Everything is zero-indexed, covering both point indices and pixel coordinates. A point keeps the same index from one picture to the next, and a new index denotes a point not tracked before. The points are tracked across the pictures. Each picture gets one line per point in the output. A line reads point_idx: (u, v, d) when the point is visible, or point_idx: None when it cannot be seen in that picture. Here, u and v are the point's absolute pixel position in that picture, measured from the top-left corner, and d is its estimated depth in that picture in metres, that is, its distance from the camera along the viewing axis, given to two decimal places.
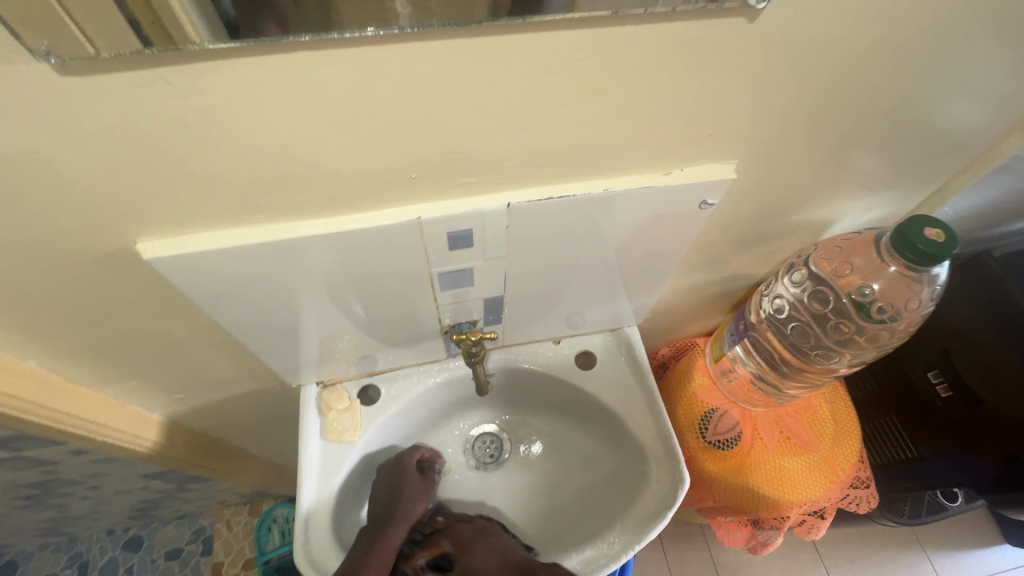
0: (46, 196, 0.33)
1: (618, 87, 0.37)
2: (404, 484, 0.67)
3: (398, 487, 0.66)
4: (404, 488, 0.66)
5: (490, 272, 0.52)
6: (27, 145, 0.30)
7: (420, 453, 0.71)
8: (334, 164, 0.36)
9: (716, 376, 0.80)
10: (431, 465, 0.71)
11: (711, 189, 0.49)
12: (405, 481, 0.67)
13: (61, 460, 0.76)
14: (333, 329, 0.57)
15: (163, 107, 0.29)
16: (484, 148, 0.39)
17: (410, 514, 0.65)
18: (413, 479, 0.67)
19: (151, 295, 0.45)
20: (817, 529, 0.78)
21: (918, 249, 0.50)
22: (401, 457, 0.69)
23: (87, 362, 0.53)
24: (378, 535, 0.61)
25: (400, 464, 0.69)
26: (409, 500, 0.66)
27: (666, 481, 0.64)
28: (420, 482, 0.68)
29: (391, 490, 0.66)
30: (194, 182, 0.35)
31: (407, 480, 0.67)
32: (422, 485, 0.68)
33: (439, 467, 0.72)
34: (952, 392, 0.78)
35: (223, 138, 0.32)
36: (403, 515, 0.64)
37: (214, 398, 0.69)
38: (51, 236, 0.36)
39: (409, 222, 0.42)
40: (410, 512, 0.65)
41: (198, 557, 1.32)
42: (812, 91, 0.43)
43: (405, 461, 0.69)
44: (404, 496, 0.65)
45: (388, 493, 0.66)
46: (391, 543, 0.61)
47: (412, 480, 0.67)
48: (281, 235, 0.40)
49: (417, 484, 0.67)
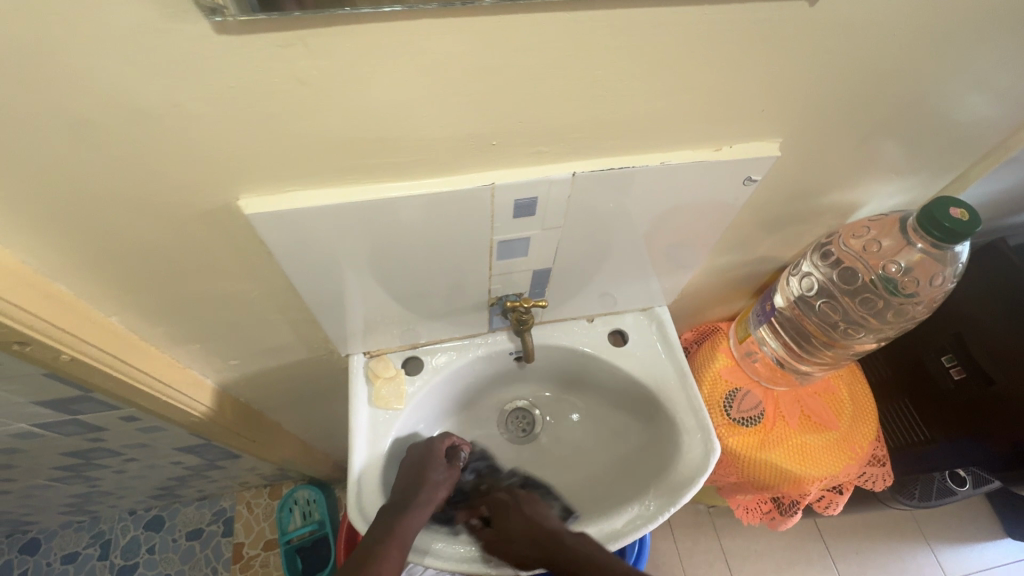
0: (173, 149, 0.37)
1: (685, 64, 0.41)
2: (430, 468, 0.66)
3: (422, 470, 0.66)
4: (428, 472, 0.66)
5: (545, 241, 0.56)
6: (174, 97, 0.33)
7: (449, 441, 0.71)
8: (427, 128, 0.40)
9: (740, 357, 0.84)
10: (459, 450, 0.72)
11: (756, 165, 0.52)
12: (433, 464, 0.67)
13: (111, 426, 0.79)
14: (390, 296, 0.60)
15: (297, 67, 0.33)
16: (559, 118, 0.43)
17: (432, 500, 0.63)
18: (439, 464, 0.67)
19: (239, 252, 0.48)
20: (835, 504, 0.81)
21: (946, 227, 0.54)
22: (430, 442, 0.69)
23: (163, 320, 0.56)
24: (400, 514, 0.61)
25: (430, 446, 0.69)
26: (434, 484, 0.65)
27: (699, 449, 0.68)
28: (446, 469, 0.67)
29: (415, 472, 0.66)
30: (303, 142, 0.39)
31: (434, 464, 0.67)
32: (445, 471, 0.67)
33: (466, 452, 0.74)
34: (965, 373, 0.83)
35: (338, 100, 0.36)
36: (426, 497, 0.63)
37: (265, 365, 0.72)
38: (167, 188, 0.40)
39: (483, 187, 0.46)
40: (429, 498, 0.63)
41: (219, 537, 1.34)
42: (854, 75, 0.47)
43: (433, 446, 0.69)
44: (428, 479, 0.65)
45: (411, 473, 0.66)
46: (410, 524, 0.60)
47: (439, 465, 0.67)
48: (370, 196, 0.44)
49: (442, 469, 0.67)
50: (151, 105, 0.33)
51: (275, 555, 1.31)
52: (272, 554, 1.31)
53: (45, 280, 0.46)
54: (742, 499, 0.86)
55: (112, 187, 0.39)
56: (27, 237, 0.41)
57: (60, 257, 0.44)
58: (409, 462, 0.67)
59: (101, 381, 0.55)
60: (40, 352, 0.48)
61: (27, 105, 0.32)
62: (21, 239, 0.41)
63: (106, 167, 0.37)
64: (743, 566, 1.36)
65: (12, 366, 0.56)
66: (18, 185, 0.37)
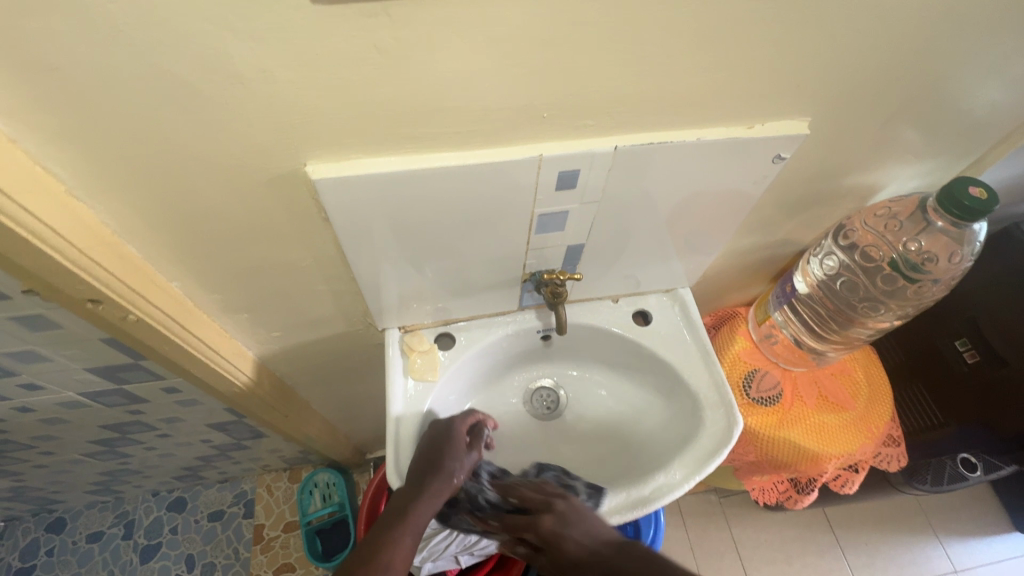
0: (255, 114, 0.40)
1: (727, 43, 0.44)
2: (447, 455, 0.65)
3: (439, 455, 0.65)
4: (444, 461, 0.65)
5: (581, 215, 0.60)
6: (263, 65, 0.36)
7: (471, 420, 0.71)
8: (486, 98, 0.43)
9: (758, 340, 0.86)
10: (478, 431, 0.71)
11: (786, 143, 0.55)
12: (450, 451, 0.66)
13: (152, 398, 0.82)
14: (431, 267, 0.63)
15: (378, 36, 0.36)
16: (607, 92, 0.46)
17: (449, 486, 0.64)
18: (457, 450, 0.66)
19: (299, 218, 0.51)
20: (851, 483, 0.84)
21: (966, 205, 0.57)
22: (451, 422, 0.69)
23: (218, 287, 0.59)
24: (413, 503, 0.62)
25: (449, 430, 0.68)
26: (450, 474, 0.64)
27: (722, 422, 0.71)
28: (463, 454, 0.67)
29: (432, 457, 0.65)
30: (373, 109, 0.42)
31: (452, 451, 0.66)
32: (463, 459, 0.66)
33: (487, 430, 0.72)
34: (979, 357, 0.86)
35: (410, 70, 0.39)
36: (440, 486, 0.63)
37: (304, 338, 0.75)
38: (243, 153, 0.43)
39: (533, 157, 0.49)
40: (446, 484, 0.64)
41: (240, 518, 1.37)
42: (883, 57, 0.50)
43: (454, 426, 0.68)
44: (442, 468, 0.64)
45: (429, 452, 0.66)
46: (421, 514, 0.61)
47: (457, 451, 0.66)
48: (429, 163, 0.48)
49: (460, 457, 0.66)
50: (242, 71, 0.36)
51: (294, 537, 1.34)
52: (292, 536, 1.34)
53: (119, 241, 0.49)
54: (759, 480, 0.89)
55: (193, 150, 0.41)
56: (110, 197, 0.44)
57: (137, 218, 0.47)
58: (427, 441, 0.67)
59: (159, 344, 0.58)
60: (110, 311, 0.51)
61: (132, 68, 0.35)
62: (105, 199, 0.44)
63: (191, 130, 0.40)
64: (754, 555, 1.38)
65: (74, 329, 0.59)
66: (112, 146, 0.40)
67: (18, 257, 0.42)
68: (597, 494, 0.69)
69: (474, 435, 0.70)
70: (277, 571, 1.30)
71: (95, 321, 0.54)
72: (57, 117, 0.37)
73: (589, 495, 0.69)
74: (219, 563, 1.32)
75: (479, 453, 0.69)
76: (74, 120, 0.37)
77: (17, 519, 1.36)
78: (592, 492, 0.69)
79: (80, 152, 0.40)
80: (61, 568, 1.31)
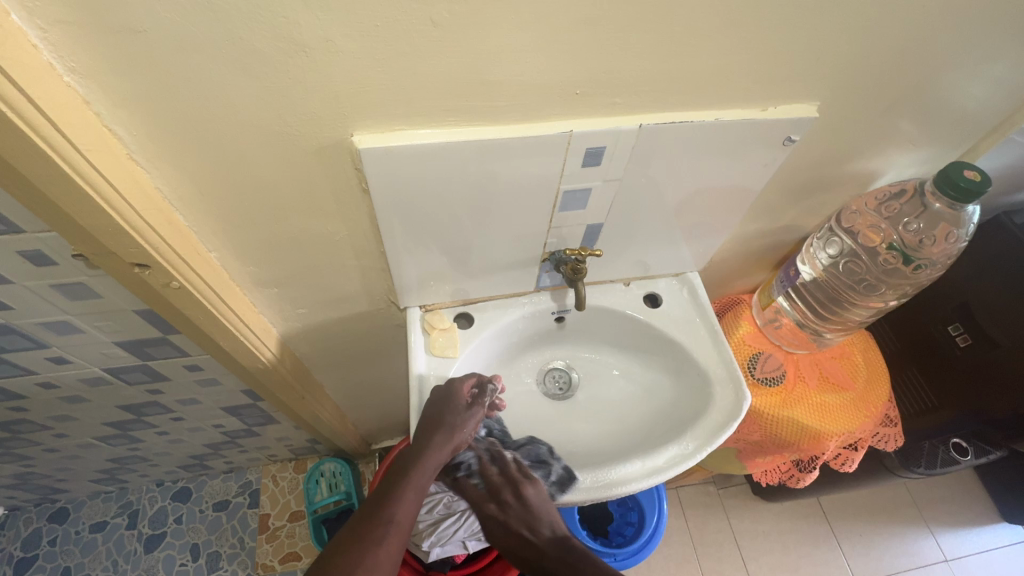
0: (314, 82, 0.43)
1: (748, 28, 0.47)
2: (448, 411, 0.68)
3: (441, 413, 0.68)
4: (446, 417, 0.67)
5: (603, 194, 0.63)
6: (328, 36, 0.39)
7: (471, 380, 0.72)
8: (526, 73, 0.47)
9: (763, 324, 0.90)
10: (482, 390, 0.72)
11: (797, 125, 0.59)
12: (452, 408, 0.68)
13: (174, 376, 0.83)
14: (456, 245, 0.66)
15: (435, 12, 0.40)
16: (636, 72, 0.49)
17: (451, 440, 0.67)
18: (458, 407, 0.69)
19: (338, 190, 0.54)
20: (850, 461, 0.88)
21: (961, 187, 0.62)
22: (451, 382, 0.70)
23: (254, 260, 0.61)
24: (417, 459, 0.66)
25: (453, 388, 0.70)
26: (452, 428, 0.67)
27: (730, 398, 0.74)
28: (466, 411, 0.69)
29: (435, 412, 0.68)
30: (423, 80, 0.45)
31: (452, 407, 0.68)
32: (465, 414, 0.69)
33: (494, 389, 0.74)
34: (970, 340, 0.90)
35: (459, 43, 0.42)
36: (442, 441, 0.67)
37: (327, 318, 0.76)
38: (297, 122, 0.45)
39: (564, 133, 0.53)
40: (448, 439, 0.67)
41: (245, 508, 1.37)
42: (888, 47, 0.53)
43: (456, 387, 0.70)
44: (444, 424, 0.67)
45: (436, 409, 0.68)
46: (424, 469, 0.65)
47: (459, 407, 0.69)
48: (469, 137, 0.51)
49: (462, 412, 0.69)
50: (307, 39, 0.39)
51: (300, 526, 1.35)
52: (298, 525, 1.35)
53: (170, 209, 0.51)
54: (761, 462, 0.93)
55: (250, 117, 0.44)
56: (168, 162, 0.47)
57: (187, 185, 0.49)
58: (430, 400, 0.69)
59: (195, 314, 0.61)
60: (155, 276, 0.53)
61: (207, 35, 0.37)
62: (163, 165, 0.47)
63: (251, 97, 0.42)
64: (752, 545, 1.40)
65: (112, 298, 0.61)
66: (175, 111, 0.42)
67: (81, 215, 0.44)
68: (563, 485, 0.70)
69: (478, 393, 0.72)
70: (283, 559, 1.31)
71: (137, 287, 0.56)
72: (129, 80, 0.39)
73: (557, 481, 0.71)
74: (224, 552, 1.32)
75: (483, 410, 0.71)
76: (145, 84, 0.40)
77: (19, 509, 1.35)
78: (562, 481, 0.70)
79: (145, 115, 0.42)
80: (63, 557, 1.31)
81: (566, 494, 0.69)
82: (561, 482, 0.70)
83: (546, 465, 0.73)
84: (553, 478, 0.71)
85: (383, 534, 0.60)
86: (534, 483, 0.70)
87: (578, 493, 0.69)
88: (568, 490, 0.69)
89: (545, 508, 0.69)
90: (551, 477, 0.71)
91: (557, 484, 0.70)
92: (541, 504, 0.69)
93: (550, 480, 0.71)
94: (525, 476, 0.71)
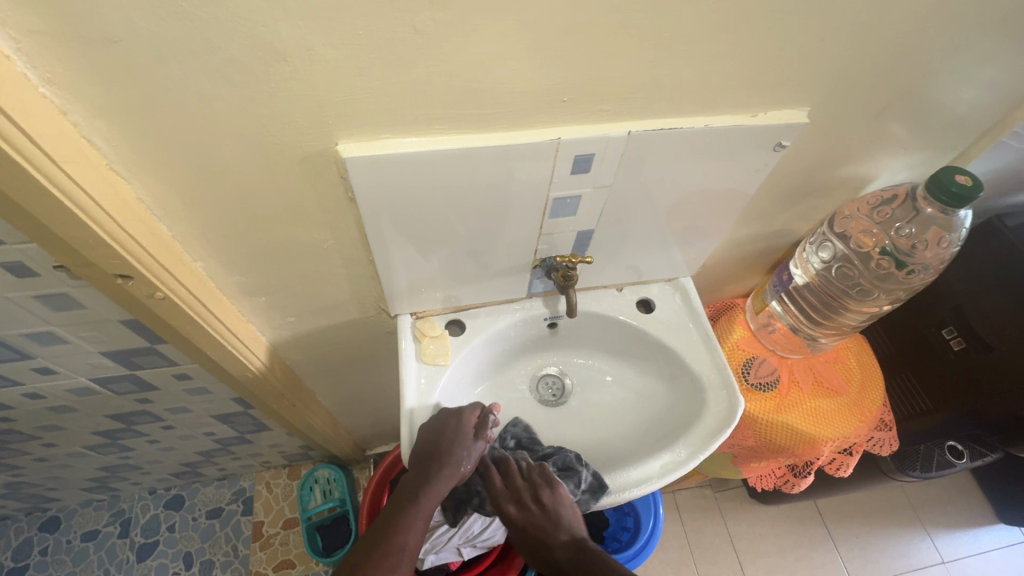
0: (297, 92, 0.42)
1: (737, 33, 0.47)
2: (453, 444, 0.67)
3: (446, 445, 0.67)
4: (451, 450, 0.66)
5: (593, 201, 0.63)
6: (309, 46, 0.39)
7: (477, 410, 0.71)
8: (513, 81, 0.46)
9: (756, 329, 0.90)
10: (485, 419, 0.71)
11: (788, 130, 0.59)
12: (458, 440, 0.67)
13: (162, 386, 0.83)
14: (444, 254, 0.65)
15: (417, 20, 0.39)
16: (624, 78, 0.49)
17: (457, 474, 0.66)
18: (464, 439, 0.68)
19: (326, 198, 0.53)
20: (845, 466, 0.88)
21: (953, 192, 0.62)
22: (459, 412, 0.70)
23: (241, 270, 0.60)
24: (423, 489, 0.65)
25: (458, 417, 0.69)
26: (458, 462, 0.66)
27: (724, 404, 0.73)
28: (471, 442, 0.68)
29: (437, 443, 0.67)
30: (408, 88, 0.44)
31: (458, 440, 0.67)
32: (470, 446, 0.68)
33: (494, 418, 0.73)
34: (964, 343, 0.90)
35: (443, 52, 0.42)
36: (447, 474, 0.66)
37: (318, 325, 0.75)
38: (280, 130, 0.45)
39: (552, 141, 0.52)
40: (455, 471, 0.66)
41: (239, 515, 1.36)
42: (879, 52, 0.53)
43: (464, 416, 0.69)
44: (451, 457, 0.66)
45: (438, 438, 0.67)
46: (431, 498, 0.66)
47: (465, 440, 0.68)
48: (455, 145, 0.50)
49: (468, 446, 0.68)
50: (290, 49, 0.39)
51: (294, 533, 1.33)
52: (292, 532, 1.34)
53: (152, 218, 0.51)
54: (756, 467, 0.92)
55: (235, 127, 0.43)
56: (149, 173, 0.46)
57: (168, 194, 0.48)
58: (434, 428, 0.68)
59: (182, 325, 0.60)
60: (139, 288, 0.52)
61: (185, 44, 0.37)
62: (143, 175, 0.46)
63: (232, 107, 0.42)
64: (750, 548, 1.39)
65: (97, 308, 0.61)
66: (154, 121, 0.42)
67: (58, 226, 0.43)
68: (595, 493, 0.69)
69: (480, 424, 0.71)
70: (276, 567, 1.29)
71: (121, 299, 0.55)
72: (106, 90, 0.39)
73: (587, 489, 0.69)
74: (218, 560, 1.31)
75: (487, 441, 0.70)
76: (123, 94, 0.39)
77: (10, 519, 1.34)
78: (593, 489, 0.69)
79: (125, 126, 0.42)
80: (54, 567, 1.29)
81: (599, 502, 0.69)
82: (592, 490, 0.69)
83: (574, 472, 0.71)
84: (584, 485, 0.70)
85: (398, 561, 0.63)
86: (554, 489, 0.68)
87: (610, 498, 0.69)
88: (600, 498, 0.69)
89: (564, 511, 0.67)
90: (581, 485, 0.70)
91: (591, 492, 0.69)
92: (563, 507, 0.67)
93: (580, 488, 0.70)
94: (547, 478, 0.70)
